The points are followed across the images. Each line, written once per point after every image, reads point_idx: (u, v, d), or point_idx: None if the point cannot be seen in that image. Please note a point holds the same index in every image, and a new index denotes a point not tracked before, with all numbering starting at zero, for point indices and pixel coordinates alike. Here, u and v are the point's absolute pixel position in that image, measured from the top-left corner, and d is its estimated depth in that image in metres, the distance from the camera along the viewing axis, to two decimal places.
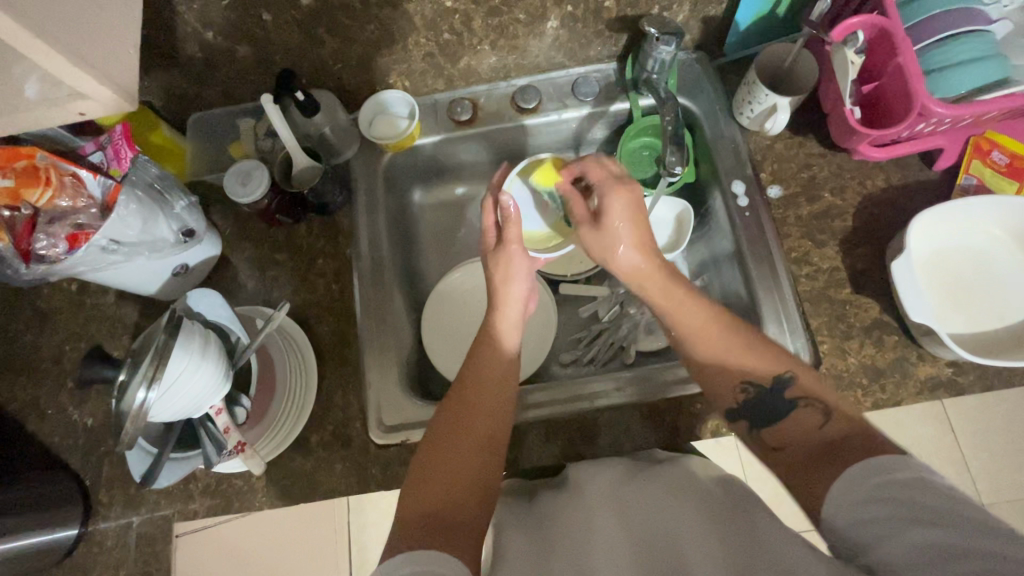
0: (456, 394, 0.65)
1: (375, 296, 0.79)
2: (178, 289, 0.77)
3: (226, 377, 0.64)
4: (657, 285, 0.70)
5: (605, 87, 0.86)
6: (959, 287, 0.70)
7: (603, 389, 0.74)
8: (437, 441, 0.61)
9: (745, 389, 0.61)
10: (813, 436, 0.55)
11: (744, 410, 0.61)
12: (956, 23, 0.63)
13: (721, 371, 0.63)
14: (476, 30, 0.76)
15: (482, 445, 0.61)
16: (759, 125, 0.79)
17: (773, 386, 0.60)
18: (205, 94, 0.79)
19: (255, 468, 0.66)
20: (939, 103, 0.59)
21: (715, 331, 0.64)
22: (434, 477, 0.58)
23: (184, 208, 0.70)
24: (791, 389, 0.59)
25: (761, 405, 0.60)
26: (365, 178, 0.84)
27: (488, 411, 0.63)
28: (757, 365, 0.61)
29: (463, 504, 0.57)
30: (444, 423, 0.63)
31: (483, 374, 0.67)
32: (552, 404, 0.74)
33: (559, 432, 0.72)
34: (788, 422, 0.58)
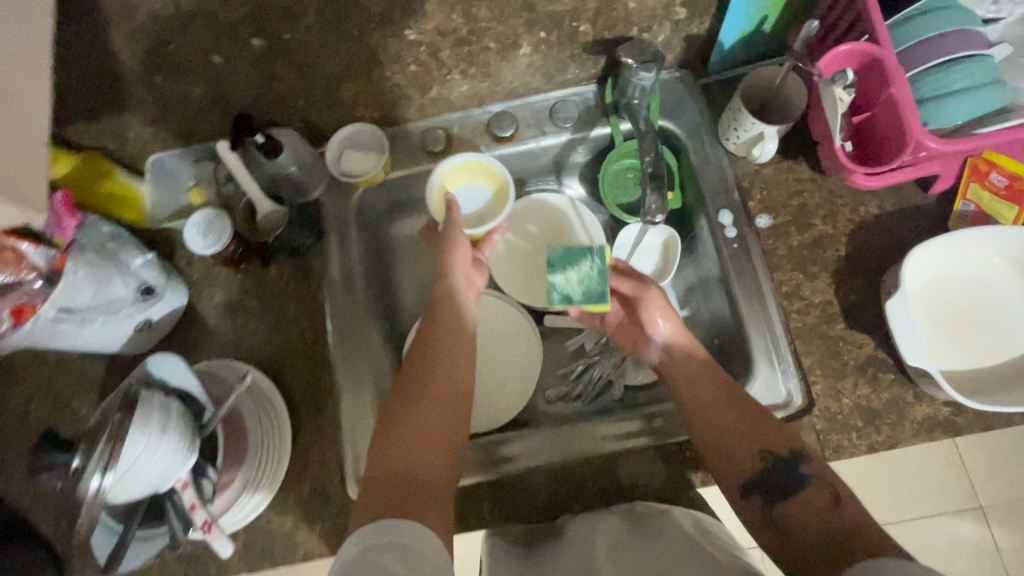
0: (417, 363, 0.68)
1: (350, 343, 0.76)
2: (142, 343, 0.73)
3: (190, 448, 0.61)
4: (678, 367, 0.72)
5: (585, 111, 0.81)
6: (958, 321, 0.67)
7: (603, 435, 0.72)
8: (401, 405, 0.63)
9: (763, 459, 0.61)
10: (825, 518, 0.55)
11: (760, 483, 0.61)
12: (953, 48, 0.59)
13: (740, 441, 0.63)
14: (444, 60, 0.71)
15: (446, 406, 0.64)
16: (746, 150, 0.75)
17: (794, 463, 0.60)
18: (159, 135, 0.74)
19: (224, 549, 0.62)
20: (934, 137, 0.56)
21: (733, 403, 0.65)
22: (401, 441, 0.60)
23: (141, 265, 0.66)
24: (806, 466, 0.60)
25: (779, 479, 0.60)
26: (336, 217, 0.79)
27: (450, 381, 0.66)
28: (773, 436, 0.63)
29: (430, 468, 0.59)
30: (408, 390, 0.65)
31: (444, 341, 0.70)
32: (549, 451, 0.72)
33: (560, 483, 0.70)
34: (794, 502, 0.58)
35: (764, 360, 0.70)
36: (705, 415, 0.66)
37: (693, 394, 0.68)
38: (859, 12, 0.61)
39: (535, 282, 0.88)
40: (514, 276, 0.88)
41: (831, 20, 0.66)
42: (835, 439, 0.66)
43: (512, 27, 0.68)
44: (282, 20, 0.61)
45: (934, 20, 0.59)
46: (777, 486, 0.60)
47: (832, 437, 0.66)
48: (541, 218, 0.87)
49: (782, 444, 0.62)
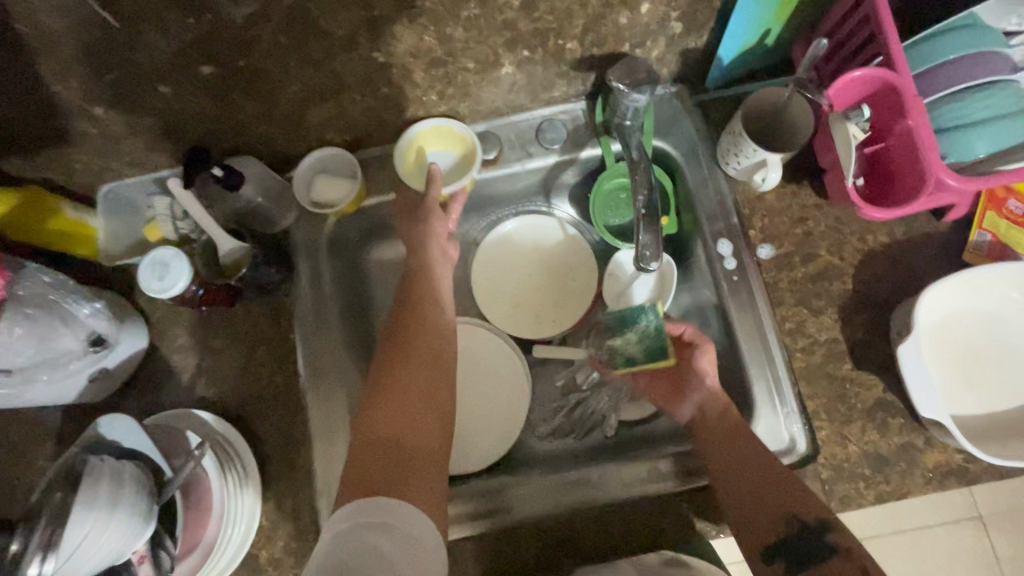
0: (398, 323, 0.63)
1: (324, 386, 0.71)
2: (98, 393, 0.68)
3: (147, 518, 0.56)
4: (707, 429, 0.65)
5: (574, 131, 0.76)
6: (972, 362, 0.63)
7: (610, 479, 0.68)
8: (386, 367, 0.59)
9: (789, 524, 0.56)
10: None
11: (782, 547, 0.56)
12: (969, 74, 0.54)
13: (767, 501, 0.58)
14: (419, 81, 0.66)
15: (432, 367, 0.59)
16: (747, 175, 0.69)
17: (821, 531, 0.54)
18: (109, 166, 0.68)
19: None
20: (953, 175, 0.53)
21: (752, 470, 0.60)
22: (389, 404, 0.55)
23: (89, 314, 0.61)
24: (834, 535, 0.54)
25: (802, 546, 0.55)
26: (306, 250, 0.73)
27: (432, 339, 0.61)
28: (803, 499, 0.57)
29: (422, 433, 0.54)
30: (391, 355, 0.60)
31: (427, 303, 0.64)
32: (551, 502, 0.68)
33: (564, 536, 0.66)
34: (820, 569, 0.53)
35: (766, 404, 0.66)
36: (725, 466, 0.62)
37: (722, 451, 0.63)
38: (871, 32, 0.56)
39: (520, 309, 0.83)
40: (498, 303, 0.83)
41: (842, 35, 0.60)
42: (842, 489, 0.62)
43: (491, 47, 0.63)
44: (235, 47, 0.55)
45: (976, 35, 0.54)
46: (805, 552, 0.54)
47: (838, 487, 0.62)
48: (523, 240, 0.83)
49: (809, 511, 0.56)
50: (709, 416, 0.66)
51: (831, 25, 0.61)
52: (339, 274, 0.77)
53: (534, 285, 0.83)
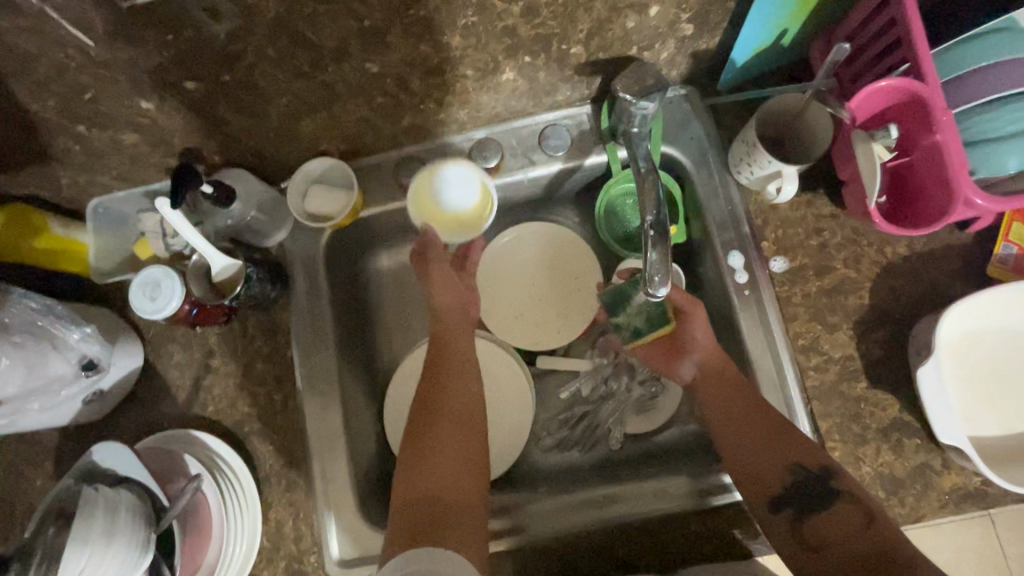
0: (428, 383, 0.66)
1: (323, 405, 0.69)
2: (94, 414, 0.67)
3: (147, 544, 0.54)
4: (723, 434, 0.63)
5: (578, 137, 0.72)
6: (992, 382, 0.61)
7: (628, 494, 0.66)
8: (422, 426, 0.62)
9: (793, 474, 0.58)
10: (858, 537, 0.53)
11: (787, 498, 0.58)
12: (994, 84, 0.51)
13: (769, 458, 0.60)
14: (415, 91, 0.63)
15: (463, 425, 0.63)
16: (760, 184, 0.66)
17: (823, 479, 0.57)
18: (96, 179, 0.65)
19: None
20: (982, 195, 0.51)
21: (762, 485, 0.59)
22: (427, 461, 0.59)
23: (80, 339, 0.62)
24: (837, 481, 0.57)
25: (804, 496, 0.57)
26: (303, 264, 0.71)
27: (462, 396, 0.65)
28: (800, 449, 0.59)
29: (458, 490, 0.58)
30: (427, 404, 0.64)
31: (457, 358, 0.68)
32: (575, 512, 0.66)
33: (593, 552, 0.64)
34: (826, 515, 0.56)
35: None
36: (739, 461, 0.61)
37: (734, 440, 0.62)
38: (898, 35, 0.53)
39: (524, 319, 0.80)
40: (500, 313, 0.80)
41: (867, 36, 0.57)
42: None
43: (491, 53, 0.60)
44: (220, 63, 0.53)
45: (1010, 42, 0.50)
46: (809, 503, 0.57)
47: None
48: (525, 247, 0.81)
49: (812, 460, 0.58)
50: (716, 400, 0.65)
51: (855, 25, 0.58)
52: (337, 287, 0.75)
53: (539, 294, 0.81)
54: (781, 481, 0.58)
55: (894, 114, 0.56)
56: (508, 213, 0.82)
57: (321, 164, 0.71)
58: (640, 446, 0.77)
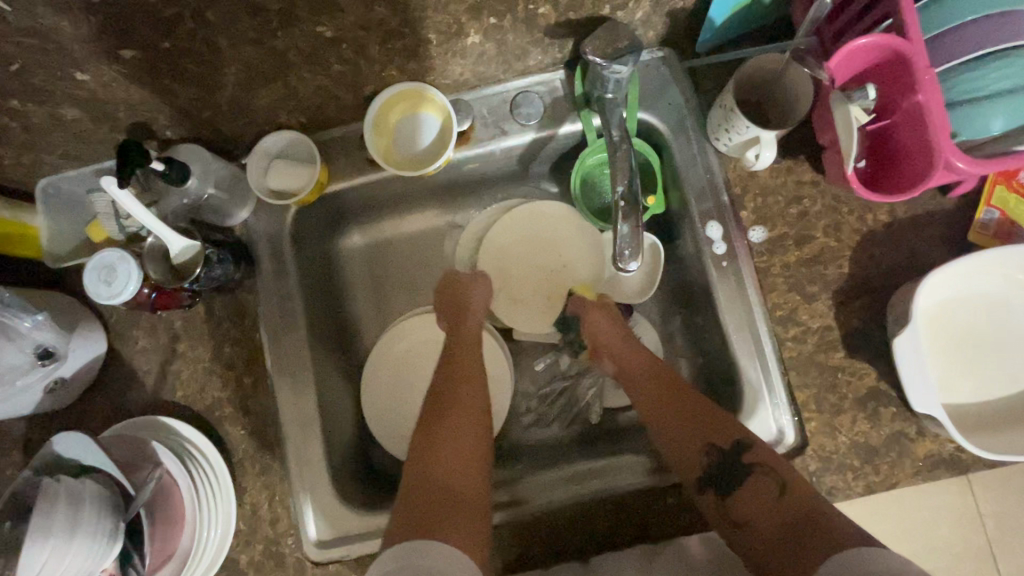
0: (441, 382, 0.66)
1: (295, 387, 0.68)
2: (58, 402, 0.65)
3: (112, 535, 0.53)
4: (652, 411, 0.63)
5: (551, 104, 0.69)
6: (970, 349, 0.60)
7: (618, 466, 0.67)
8: (433, 417, 0.62)
9: (708, 455, 0.58)
10: (774, 509, 0.53)
11: (710, 477, 0.57)
12: (972, 40, 0.49)
13: (688, 435, 0.60)
14: (374, 56, 0.60)
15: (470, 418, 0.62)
16: (739, 151, 0.64)
17: (737, 454, 0.57)
18: (43, 158, 0.62)
19: None
20: (963, 157, 0.48)
21: (688, 450, 0.59)
22: (434, 450, 0.58)
23: (31, 328, 0.60)
24: (749, 454, 0.57)
25: (724, 472, 0.57)
26: (269, 243, 0.69)
27: (473, 394, 0.64)
28: (716, 426, 0.59)
29: (464, 480, 0.56)
30: (438, 397, 0.64)
31: (471, 353, 0.68)
32: (564, 484, 0.66)
33: (583, 526, 0.64)
34: (745, 490, 0.55)
35: (754, 393, 0.64)
36: (671, 441, 0.61)
37: (660, 413, 0.63)
38: None
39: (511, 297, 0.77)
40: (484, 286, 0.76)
41: None
42: (830, 481, 0.61)
43: (453, 14, 0.57)
44: (157, 28, 0.50)
45: None
46: (723, 478, 0.57)
47: (826, 479, 0.61)
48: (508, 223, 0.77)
49: (724, 436, 0.59)
50: (644, 388, 0.65)
51: None
52: (306, 267, 0.72)
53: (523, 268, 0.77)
54: (699, 456, 0.58)
55: (876, 74, 0.54)
56: (483, 187, 0.79)
57: (281, 138, 0.67)
58: (620, 421, 0.76)
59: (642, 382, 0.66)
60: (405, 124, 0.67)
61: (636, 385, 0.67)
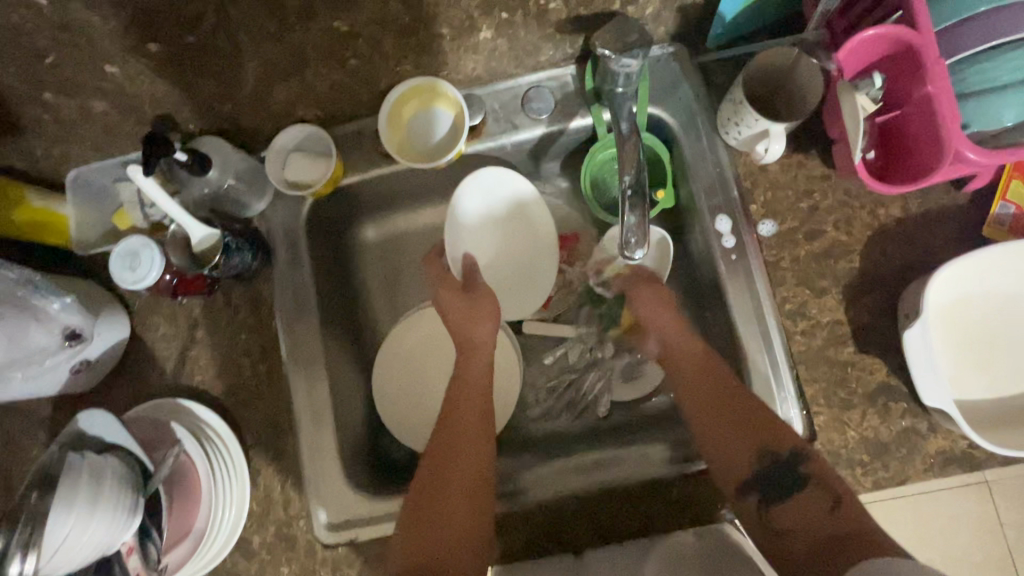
0: (441, 435, 0.62)
1: (309, 374, 0.70)
2: (83, 385, 0.67)
3: (134, 509, 0.55)
4: (703, 414, 0.61)
5: (562, 99, 0.69)
6: (984, 345, 0.60)
7: (622, 459, 0.66)
8: (427, 480, 0.59)
9: (761, 459, 0.57)
10: (823, 522, 0.52)
11: (755, 481, 0.57)
12: (984, 32, 0.49)
13: (742, 436, 0.59)
14: (389, 51, 0.63)
15: (467, 475, 0.59)
16: (749, 145, 0.64)
17: (794, 463, 0.56)
18: (73, 149, 0.65)
19: None
20: (973, 149, 0.48)
21: (747, 446, 0.58)
22: (427, 519, 0.56)
23: (59, 310, 0.62)
24: (809, 466, 0.56)
25: (772, 482, 0.57)
26: (284, 234, 0.71)
27: (479, 428, 0.63)
28: (775, 433, 0.58)
29: (458, 550, 0.54)
30: (434, 455, 0.61)
31: (472, 396, 0.66)
32: (567, 473, 0.66)
33: (586, 515, 0.64)
34: (793, 500, 0.55)
35: (763, 387, 0.64)
36: (719, 441, 0.59)
37: (709, 415, 0.61)
38: None
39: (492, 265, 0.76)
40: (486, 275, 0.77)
41: None
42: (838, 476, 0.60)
43: (464, 9, 0.62)
44: (179, 23, 0.57)
45: None
46: (773, 485, 0.56)
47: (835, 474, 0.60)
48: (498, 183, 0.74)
49: (785, 445, 0.57)
50: (695, 395, 0.62)
51: None
52: (321, 259, 0.74)
53: (506, 235, 0.77)
54: (753, 459, 0.58)
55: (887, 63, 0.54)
56: None
57: (297, 133, 0.68)
58: (628, 415, 0.76)
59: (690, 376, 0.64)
60: (418, 118, 0.69)
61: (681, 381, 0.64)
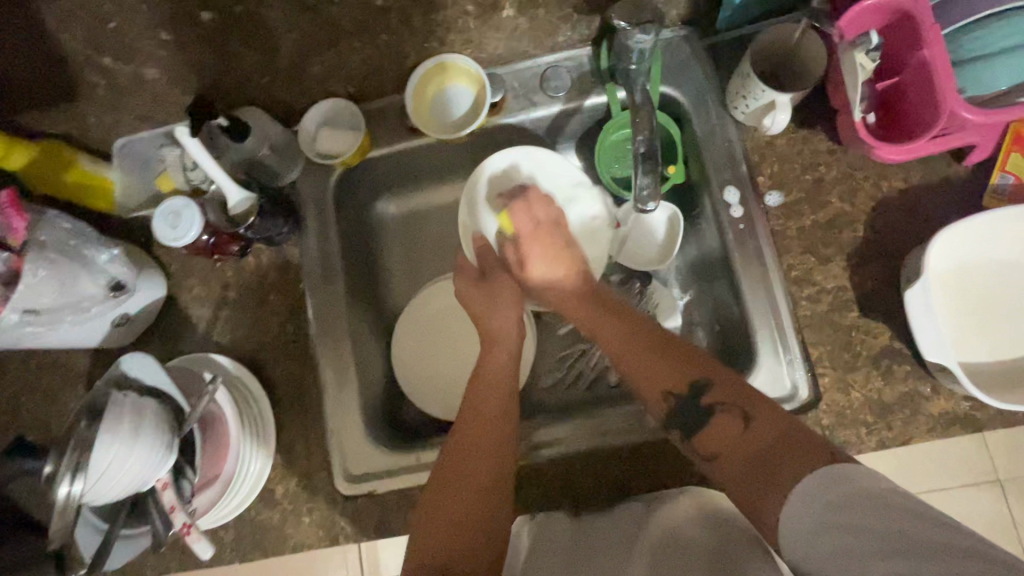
0: (460, 433, 0.59)
1: (333, 335, 0.73)
2: (121, 340, 0.72)
3: (169, 446, 0.59)
4: (623, 357, 0.60)
5: (578, 78, 0.73)
6: (984, 310, 0.62)
7: (624, 421, 0.68)
8: (442, 479, 0.56)
9: (669, 400, 0.57)
10: (742, 440, 0.51)
11: (675, 419, 0.57)
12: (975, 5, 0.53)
13: (660, 374, 0.58)
14: (417, 27, 0.69)
15: (483, 474, 0.56)
16: (756, 120, 0.68)
17: (696, 395, 0.56)
18: (124, 119, 0.70)
19: (204, 551, 0.59)
20: (969, 108, 0.52)
21: (653, 383, 0.58)
22: (438, 518, 0.54)
23: (107, 262, 0.66)
24: (714, 392, 0.55)
25: (685, 417, 0.56)
26: (313, 202, 0.75)
27: (497, 424, 0.60)
28: (684, 370, 0.57)
29: (469, 550, 0.51)
30: (451, 452, 0.58)
31: (494, 393, 0.62)
32: (574, 434, 0.69)
33: (591, 471, 0.66)
34: (710, 426, 0.54)
35: (769, 352, 0.66)
36: (637, 375, 0.59)
37: (629, 360, 0.60)
38: None
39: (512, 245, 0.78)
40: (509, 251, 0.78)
41: None
42: (843, 436, 0.62)
43: None
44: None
45: None
46: (690, 421, 0.55)
47: (839, 433, 0.62)
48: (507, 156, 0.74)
49: (683, 379, 0.57)
50: (609, 340, 0.62)
51: None
52: (346, 228, 0.78)
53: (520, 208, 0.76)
54: (662, 400, 0.57)
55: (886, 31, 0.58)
56: None
57: (326, 108, 0.73)
58: None
59: (610, 326, 0.63)
60: (442, 95, 0.73)
61: (600, 328, 0.63)
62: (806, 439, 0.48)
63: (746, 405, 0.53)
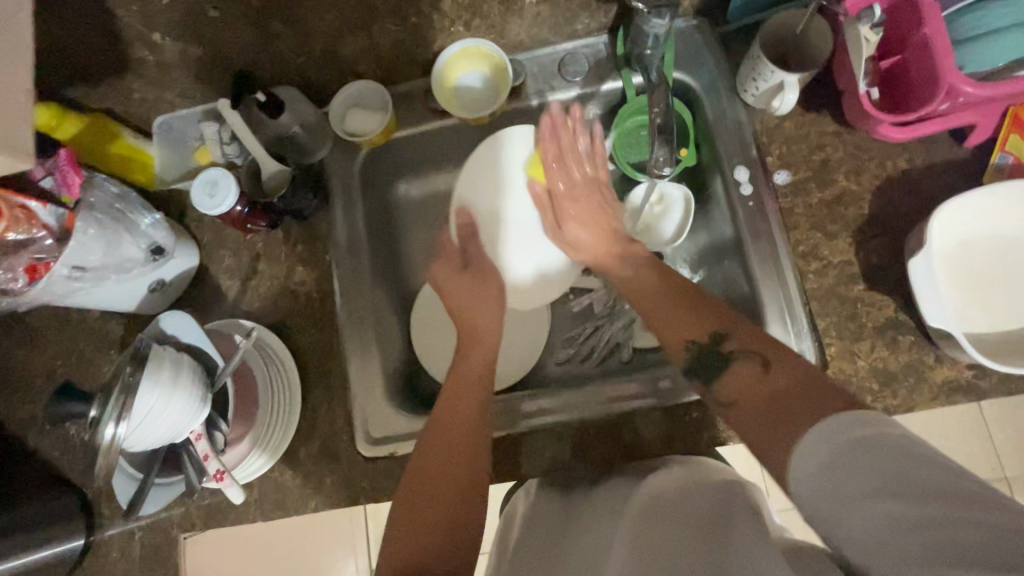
0: (436, 420, 0.62)
1: (357, 304, 0.76)
2: (155, 304, 0.75)
3: (204, 399, 0.62)
4: (649, 304, 0.66)
5: (596, 64, 0.77)
6: (985, 282, 0.64)
7: (637, 390, 0.70)
8: (419, 464, 0.59)
9: (688, 349, 0.60)
10: (762, 383, 0.53)
11: (691, 367, 0.59)
12: None
13: (684, 330, 0.61)
14: (446, 10, 0.71)
15: (460, 455, 0.59)
16: (765, 102, 0.71)
17: (716, 344, 0.58)
18: (166, 95, 0.75)
19: (235, 496, 0.63)
20: (968, 82, 0.55)
21: (672, 336, 0.62)
22: (418, 499, 0.56)
23: (149, 226, 0.71)
24: (734, 342, 0.58)
25: (706, 361, 0.58)
26: (340, 178, 0.78)
27: (473, 415, 0.63)
28: (708, 322, 0.61)
29: (448, 531, 0.54)
30: (428, 438, 0.61)
31: (467, 382, 0.66)
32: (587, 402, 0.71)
33: (603, 436, 0.69)
34: (729, 374, 0.56)
35: (778, 323, 0.68)
36: (666, 333, 0.63)
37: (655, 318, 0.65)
38: None
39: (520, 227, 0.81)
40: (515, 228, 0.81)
41: None
42: None
43: None
44: None
45: None
46: (708, 369, 0.58)
47: None
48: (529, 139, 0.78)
49: (702, 330, 0.60)
50: (656, 315, 0.65)
51: None
52: (370, 205, 0.81)
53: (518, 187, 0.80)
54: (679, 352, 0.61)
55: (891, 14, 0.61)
56: None
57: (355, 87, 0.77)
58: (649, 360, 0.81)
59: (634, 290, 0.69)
60: (465, 78, 0.77)
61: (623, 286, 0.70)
62: (819, 390, 0.48)
63: (767, 352, 0.55)
